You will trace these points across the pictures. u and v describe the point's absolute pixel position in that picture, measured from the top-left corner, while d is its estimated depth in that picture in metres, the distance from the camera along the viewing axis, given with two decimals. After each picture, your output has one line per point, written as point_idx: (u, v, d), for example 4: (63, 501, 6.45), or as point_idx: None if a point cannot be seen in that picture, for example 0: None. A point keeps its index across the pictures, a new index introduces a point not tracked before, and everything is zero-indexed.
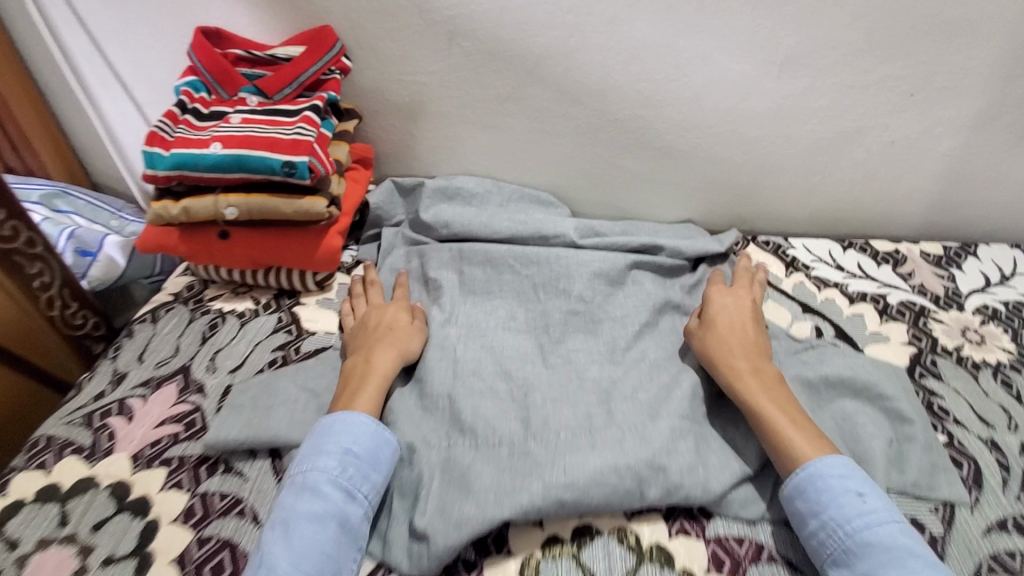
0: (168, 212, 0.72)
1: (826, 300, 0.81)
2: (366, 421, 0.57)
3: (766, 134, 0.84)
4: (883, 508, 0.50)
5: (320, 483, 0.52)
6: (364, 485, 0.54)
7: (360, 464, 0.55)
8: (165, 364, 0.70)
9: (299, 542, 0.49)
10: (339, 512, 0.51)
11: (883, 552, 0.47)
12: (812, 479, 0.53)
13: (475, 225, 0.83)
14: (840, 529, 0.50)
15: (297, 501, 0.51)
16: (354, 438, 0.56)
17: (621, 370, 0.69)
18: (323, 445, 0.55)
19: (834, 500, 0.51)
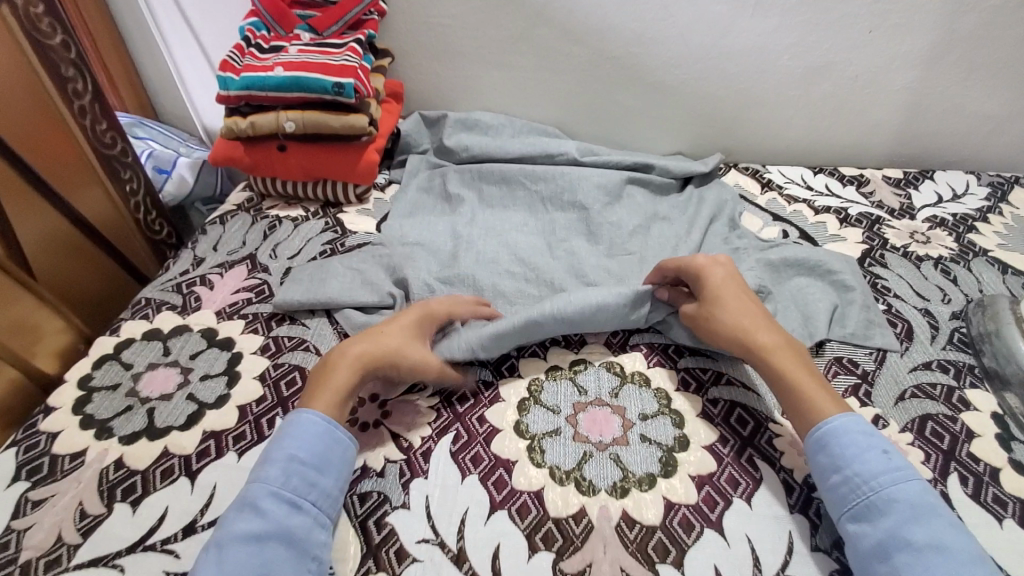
0: (237, 126, 0.88)
1: (795, 212, 0.92)
2: (313, 422, 0.54)
3: (746, 69, 0.95)
4: (905, 467, 0.50)
5: (262, 497, 0.49)
6: (313, 493, 0.51)
7: (307, 471, 0.52)
8: (234, 253, 0.85)
9: (233, 564, 0.45)
10: (283, 527, 0.48)
11: (906, 508, 0.48)
12: (838, 435, 0.53)
13: (491, 147, 0.97)
14: (862, 484, 0.50)
15: (239, 516, 0.48)
16: (299, 444, 0.52)
17: (614, 258, 0.82)
18: (267, 453, 0.52)
19: (857, 456, 0.51)
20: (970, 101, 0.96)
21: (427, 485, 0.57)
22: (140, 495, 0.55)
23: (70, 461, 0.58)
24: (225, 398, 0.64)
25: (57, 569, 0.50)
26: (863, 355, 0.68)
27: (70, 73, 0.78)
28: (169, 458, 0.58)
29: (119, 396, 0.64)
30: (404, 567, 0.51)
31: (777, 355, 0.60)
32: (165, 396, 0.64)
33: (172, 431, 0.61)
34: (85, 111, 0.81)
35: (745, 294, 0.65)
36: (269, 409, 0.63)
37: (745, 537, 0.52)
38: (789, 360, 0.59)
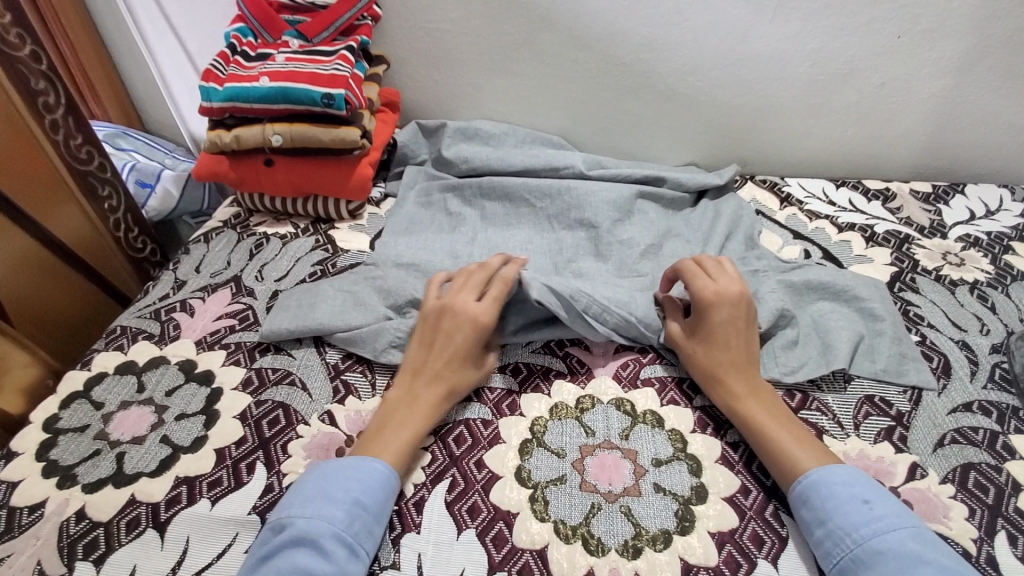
0: (221, 140, 0.83)
1: (817, 229, 0.86)
2: (383, 468, 0.52)
3: (764, 75, 0.89)
4: (890, 514, 0.47)
5: (323, 536, 0.47)
6: (369, 542, 0.49)
7: (367, 517, 0.50)
8: (219, 274, 0.80)
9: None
10: (341, 573, 0.46)
11: (891, 560, 0.44)
12: (816, 486, 0.50)
13: (493, 160, 0.91)
14: (844, 537, 0.47)
15: (295, 552, 0.46)
16: (366, 486, 0.51)
17: (624, 281, 0.77)
18: (332, 488, 0.50)
19: (836, 508, 0.48)
20: (1004, 110, 0.90)
21: (420, 541, 0.52)
22: (103, 553, 0.51)
23: (28, 513, 0.53)
24: (201, 440, 0.59)
25: None
26: (896, 393, 0.63)
27: (41, 86, 0.72)
28: (136, 508, 0.54)
29: (86, 438, 0.59)
30: None
31: (745, 399, 0.58)
32: (136, 439, 0.59)
33: (142, 478, 0.56)
34: (57, 125, 0.75)
35: (743, 337, 0.61)
36: (249, 452, 0.58)
37: None
38: (755, 406, 0.57)
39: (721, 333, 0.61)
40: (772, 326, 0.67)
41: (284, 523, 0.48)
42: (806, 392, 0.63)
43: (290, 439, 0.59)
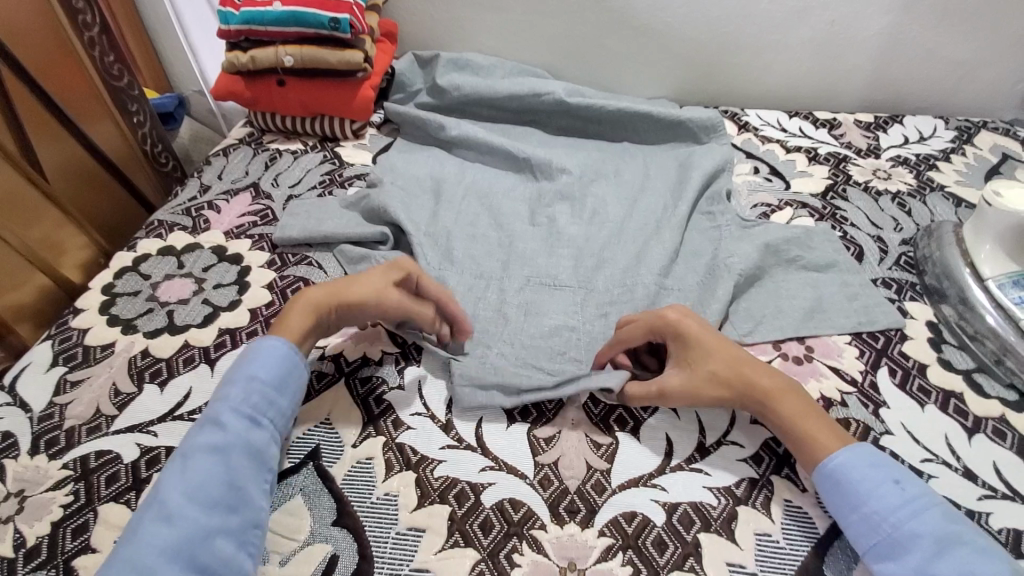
0: (238, 61, 0.94)
1: (768, 150, 0.97)
2: (279, 347, 0.56)
3: (727, 12, 1.00)
4: (920, 493, 0.47)
5: (222, 412, 0.51)
6: (270, 412, 0.53)
7: (267, 392, 0.54)
8: (239, 182, 0.91)
9: (195, 475, 0.47)
10: (244, 441, 0.50)
11: (929, 543, 0.44)
12: (845, 470, 0.49)
13: (482, 87, 1.01)
14: (881, 521, 0.46)
15: (202, 433, 0.50)
16: (258, 368, 0.54)
17: (595, 191, 0.88)
18: (232, 375, 0.54)
19: (870, 491, 0.48)
20: (939, 47, 1.01)
21: (420, 371, 0.63)
22: (166, 377, 0.63)
23: (101, 350, 0.65)
24: (237, 303, 0.71)
25: (99, 433, 0.58)
26: (826, 281, 0.73)
27: (80, 5, 0.84)
28: (189, 349, 0.66)
29: (140, 300, 0.71)
30: (400, 432, 0.57)
31: (778, 395, 0.54)
32: (182, 300, 0.71)
33: (191, 328, 0.68)
34: (94, 42, 0.87)
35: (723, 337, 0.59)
36: (277, 311, 0.70)
37: (694, 412, 0.59)
38: (789, 402, 0.54)
39: (700, 340, 0.57)
40: (720, 232, 0.79)
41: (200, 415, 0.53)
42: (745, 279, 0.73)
43: None
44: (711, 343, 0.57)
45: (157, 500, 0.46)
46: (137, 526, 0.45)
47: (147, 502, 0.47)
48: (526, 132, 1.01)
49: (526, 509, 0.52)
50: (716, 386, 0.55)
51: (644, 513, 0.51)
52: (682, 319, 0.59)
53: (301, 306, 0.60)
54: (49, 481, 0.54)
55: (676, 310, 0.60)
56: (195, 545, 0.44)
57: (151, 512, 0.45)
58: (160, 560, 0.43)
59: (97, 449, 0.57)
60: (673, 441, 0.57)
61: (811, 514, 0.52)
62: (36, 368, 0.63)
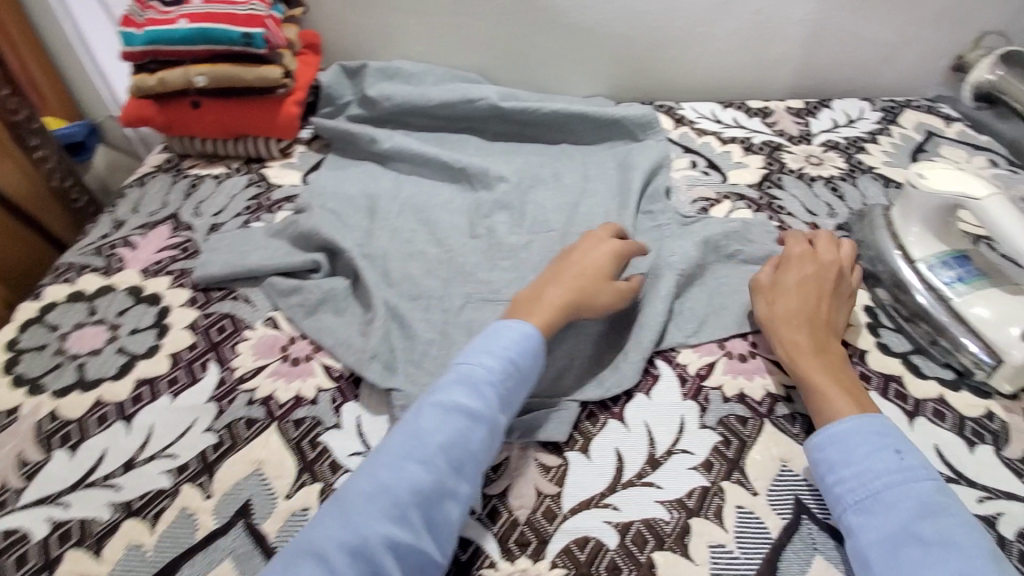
0: (146, 83, 0.88)
1: (704, 143, 0.97)
2: (534, 336, 0.55)
3: (655, 6, 0.99)
4: (920, 465, 0.48)
5: (482, 379, 0.51)
6: (516, 396, 0.53)
7: (517, 374, 0.53)
8: (156, 214, 0.85)
9: (450, 433, 0.48)
10: (491, 417, 0.50)
11: (915, 506, 0.45)
12: (849, 431, 0.50)
13: (412, 96, 0.97)
14: (870, 480, 0.48)
15: (454, 390, 0.51)
16: (519, 348, 0.54)
17: (536, 197, 0.85)
18: (490, 345, 0.54)
19: (869, 454, 0.49)
20: (861, 31, 1.03)
21: (358, 408, 0.60)
22: (79, 439, 0.58)
23: (3, 417, 0.60)
24: (156, 348, 0.66)
25: (3, 511, 0.53)
26: None
27: None
28: (103, 406, 0.60)
29: (47, 355, 0.65)
30: (337, 477, 0.54)
31: (807, 356, 0.58)
32: (94, 351, 0.66)
33: (106, 381, 0.63)
34: None
35: (823, 304, 0.62)
36: (201, 354, 0.65)
37: (643, 424, 0.58)
38: (811, 364, 0.57)
39: (797, 290, 0.62)
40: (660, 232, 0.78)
41: (453, 368, 0.53)
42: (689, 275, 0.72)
43: (237, 341, 0.66)
44: (820, 296, 0.62)
45: (415, 441, 0.47)
46: (385, 467, 0.46)
47: (404, 440, 0.48)
48: (462, 140, 0.98)
49: (475, 547, 0.50)
50: (782, 330, 0.60)
51: (596, 538, 0.50)
52: (820, 269, 0.64)
53: (546, 307, 0.58)
54: None
55: (831, 258, 0.65)
56: (429, 503, 0.45)
57: (410, 458, 0.46)
58: (406, 498, 0.45)
59: (1, 530, 0.51)
60: (623, 457, 0.55)
61: (763, 520, 0.51)
62: None
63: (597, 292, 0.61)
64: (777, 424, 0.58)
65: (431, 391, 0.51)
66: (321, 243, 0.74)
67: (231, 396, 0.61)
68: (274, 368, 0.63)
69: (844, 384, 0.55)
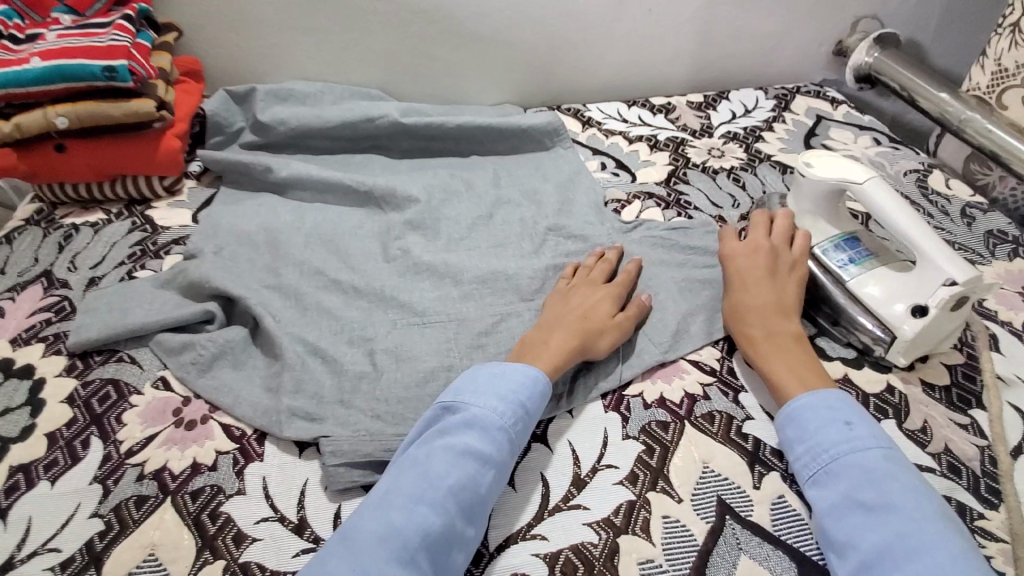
0: (0, 130, 0.78)
1: (612, 144, 0.97)
2: (535, 378, 0.55)
3: (550, 10, 0.99)
4: (870, 436, 0.50)
5: (489, 423, 0.51)
6: (521, 438, 0.53)
7: (524, 417, 0.53)
8: (25, 273, 0.76)
9: (457, 475, 0.47)
10: (497, 458, 0.50)
11: (860, 475, 0.48)
12: (802, 408, 0.54)
13: (308, 118, 0.92)
14: (822, 454, 0.51)
15: (466, 433, 0.50)
16: (528, 391, 0.54)
17: (447, 214, 0.83)
18: (498, 386, 0.54)
19: (821, 428, 0.52)
20: (749, 23, 1.07)
21: (264, 466, 0.55)
22: None
23: None
24: (29, 430, 0.59)
25: None
26: (678, 273, 0.73)
27: None
28: None
29: None
30: (243, 549, 0.49)
31: (760, 344, 0.61)
32: None
33: None
34: None
35: (779, 289, 0.64)
36: (81, 430, 0.58)
37: (567, 443, 0.57)
38: (766, 351, 0.60)
39: (752, 277, 0.66)
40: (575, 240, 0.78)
41: (457, 408, 0.52)
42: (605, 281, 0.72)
43: (124, 409, 0.60)
44: (775, 280, 0.65)
45: (423, 482, 0.47)
46: (396, 509, 0.46)
47: (413, 477, 0.47)
48: (367, 160, 0.94)
49: None
50: (740, 320, 0.64)
51: (526, 573, 0.48)
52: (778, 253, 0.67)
53: (549, 350, 0.59)
54: None
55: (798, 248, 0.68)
56: (439, 548, 0.45)
57: (415, 499, 0.46)
58: (416, 541, 0.44)
59: None
60: (549, 481, 0.54)
61: (689, 527, 0.51)
62: None
63: (602, 329, 0.62)
64: (696, 425, 0.58)
65: (436, 430, 0.51)
66: (215, 290, 0.69)
67: (118, 473, 0.55)
68: (166, 435, 0.57)
69: (794, 367, 0.58)
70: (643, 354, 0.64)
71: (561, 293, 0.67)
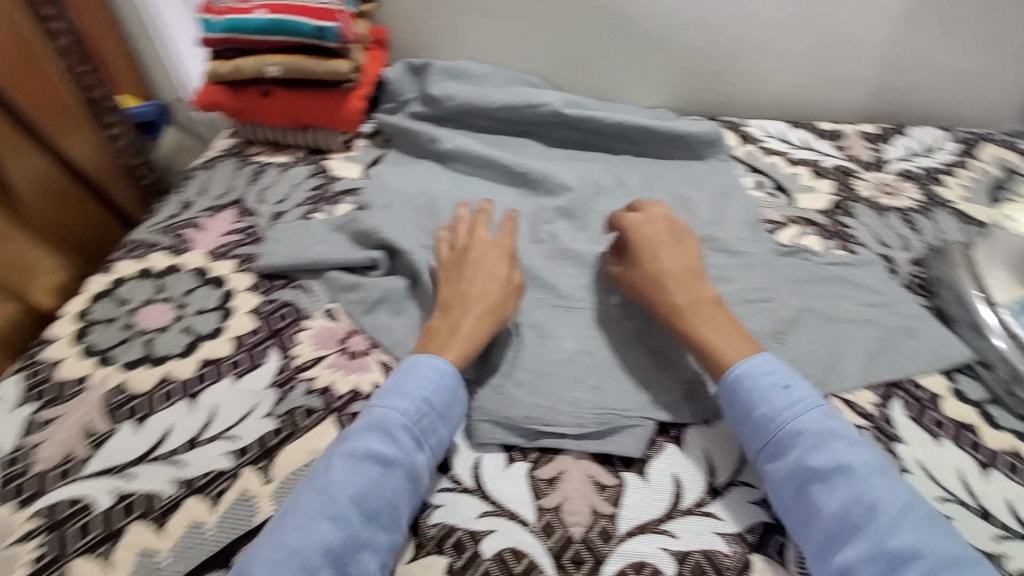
0: (221, 70, 0.90)
1: (772, 163, 0.94)
2: (439, 368, 0.56)
3: (727, 21, 0.97)
4: (809, 397, 0.52)
5: (395, 424, 0.52)
6: (433, 437, 0.53)
7: (433, 415, 0.54)
8: (223, 198, 0.87)
9: (359, 481, 0.48)
10: (408, 459, 0.50)
11: (810, 438, 0.49)
12: (739, 380, 0.54)
13: (476, 97, 0.97)
14: (767, 424, 0.51)
15: (369, 435, 0.51)
16: (432, 386, 0.54)
17: (598, 206, 0.84)
18: (405, 386, 0.54)
19: (759, 397, 0.52)
20: (944, 59, 0.99)
21: None
22: (144, 414, 0.59)
23: (74, 385, 0.61)
24: (220, 330, 0.67)
25: (71, 478, 0.54)
26: (834, 306, 0.70)
27: (49, 14, 0.81)
28: (169, 383, 0.62)
29: (117, 328, 0.67)
30: None
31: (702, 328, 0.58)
32: (161, 328, 0.67)
33: (171, 358, 0.64)
34: (69, 52, 0.84)
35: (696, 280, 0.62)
36: (262, 340, 0.66)
37: (704, 450, 0.56)
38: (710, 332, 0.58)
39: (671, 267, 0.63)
40: (725, 253, 0.76)
41: (365, 413, 0.53)
42: (755, 302, 0.70)
43: (298, 330, 0.67)
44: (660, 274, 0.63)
45: (325, 490, 0.48)
46: (307, 510, 0.47)
47: (312, 489, 0.48)
48: (522, 143, 0.98)
49: (529, 560, 0.49)
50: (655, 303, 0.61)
51: (653, 564, 0.49)
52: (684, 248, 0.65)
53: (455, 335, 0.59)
54: (18, 532, 0.51)
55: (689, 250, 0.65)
56: (348, 552, 0.45)
57: (323, 506, 0.47)
58: (317, 557, 0.44)
59: (68, 497, 0.53)
60: (682, 483, 0.54)
61: None
62: (2, 406, 0.60)
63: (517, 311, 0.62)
64: None
65: (340, 437, 0.52)
66: (382, 241, 0.75)
67: (290, 384, 0.61)
68: (332, 360, 0.64)
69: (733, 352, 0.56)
70: None
71: (461, 260, 0.66)
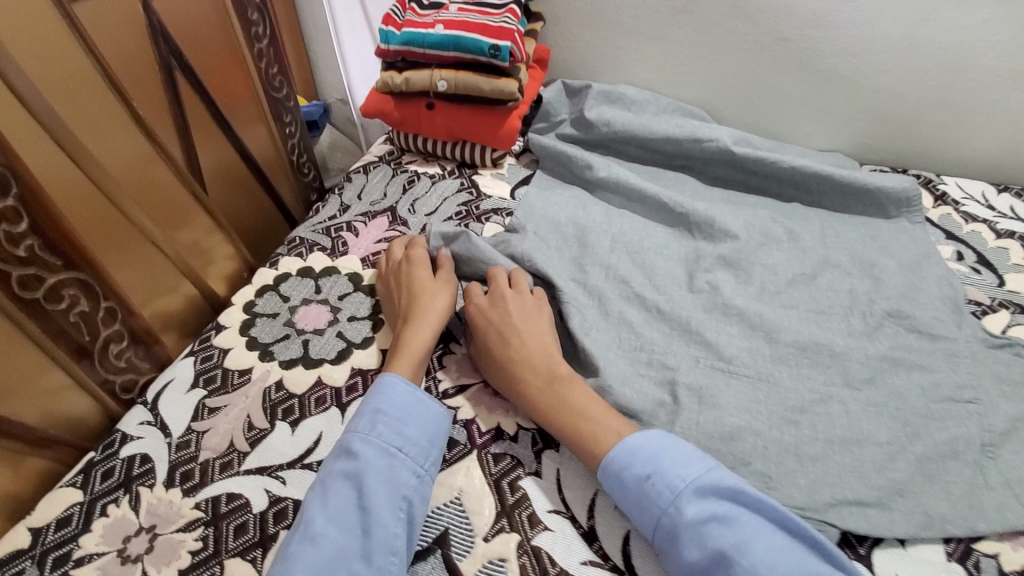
0: (392, 81, 0.92)
1: (973, 232, 0.81)
2: (390, 379, 0.56)
3: (938, 65, 0.85)
4: (673, 477, 0.48)
5: (352, 441, 0.52)
6: (400, 441, 0.53)
7: (390, 421, 0.54)
8: (377, 204, 0.89)
9: (335, 499, 0.49)
10: (372, 465, 0.50)
11: (687, 530, 0.46)
12: (606, 477, 0.51)
13: (635, 125, 0.92)
14: (648, 519, 0.48)
15: (337, 458, 0.52)
16: (383, 395, 0.55)
17: (766, 258, 0.76)
18: (359, 406, 0.55)
19: (631, 492, 0.49)
20: None
21: (559, 458, 0.56)
22: (298, 417, 0.60)
23: (239, 376, 0.65)
24: (370, 341, 0.68)
25: (231, 471, 0.57)
26: None
27: (254, 18, 0.89)
28: (322, 388, 0.63)
29: (278, 324, 0.70)
30: (536, 533, 0.51)
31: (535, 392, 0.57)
32: (317, 330, 0.69)
33: (325, 363, 0.65)
34: (262, 53, 0.92)
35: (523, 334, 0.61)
36: None
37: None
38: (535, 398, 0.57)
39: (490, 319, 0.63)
40: (919, 336, 0.66)
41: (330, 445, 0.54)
42: (959, 402, 0.60)
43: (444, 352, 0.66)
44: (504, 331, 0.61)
45: (303, 522, 0.48)
46: (286, 542, 0.48)
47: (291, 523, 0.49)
48: (678, 179, 0.92)
49: None
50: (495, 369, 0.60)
51: None
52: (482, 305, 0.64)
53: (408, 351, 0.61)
54: (181, 520, 0.53)
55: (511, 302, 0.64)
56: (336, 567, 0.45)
57: (300, 533, 0.47)
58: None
59: (227, 491, 0.55)
60: None
61: None
62: (178, 387, 0.64)
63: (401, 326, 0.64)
64: None
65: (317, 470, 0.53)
66: (532, 270, 0.73)
67: None
68: (477, 392, 0.62)
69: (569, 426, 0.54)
70: (1009, 510, 0.52)
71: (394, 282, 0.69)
